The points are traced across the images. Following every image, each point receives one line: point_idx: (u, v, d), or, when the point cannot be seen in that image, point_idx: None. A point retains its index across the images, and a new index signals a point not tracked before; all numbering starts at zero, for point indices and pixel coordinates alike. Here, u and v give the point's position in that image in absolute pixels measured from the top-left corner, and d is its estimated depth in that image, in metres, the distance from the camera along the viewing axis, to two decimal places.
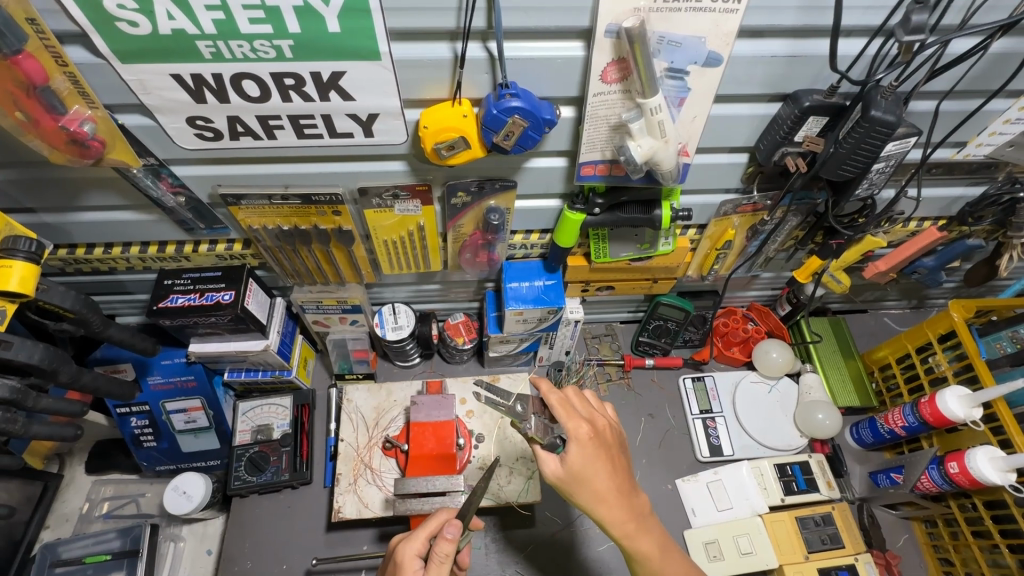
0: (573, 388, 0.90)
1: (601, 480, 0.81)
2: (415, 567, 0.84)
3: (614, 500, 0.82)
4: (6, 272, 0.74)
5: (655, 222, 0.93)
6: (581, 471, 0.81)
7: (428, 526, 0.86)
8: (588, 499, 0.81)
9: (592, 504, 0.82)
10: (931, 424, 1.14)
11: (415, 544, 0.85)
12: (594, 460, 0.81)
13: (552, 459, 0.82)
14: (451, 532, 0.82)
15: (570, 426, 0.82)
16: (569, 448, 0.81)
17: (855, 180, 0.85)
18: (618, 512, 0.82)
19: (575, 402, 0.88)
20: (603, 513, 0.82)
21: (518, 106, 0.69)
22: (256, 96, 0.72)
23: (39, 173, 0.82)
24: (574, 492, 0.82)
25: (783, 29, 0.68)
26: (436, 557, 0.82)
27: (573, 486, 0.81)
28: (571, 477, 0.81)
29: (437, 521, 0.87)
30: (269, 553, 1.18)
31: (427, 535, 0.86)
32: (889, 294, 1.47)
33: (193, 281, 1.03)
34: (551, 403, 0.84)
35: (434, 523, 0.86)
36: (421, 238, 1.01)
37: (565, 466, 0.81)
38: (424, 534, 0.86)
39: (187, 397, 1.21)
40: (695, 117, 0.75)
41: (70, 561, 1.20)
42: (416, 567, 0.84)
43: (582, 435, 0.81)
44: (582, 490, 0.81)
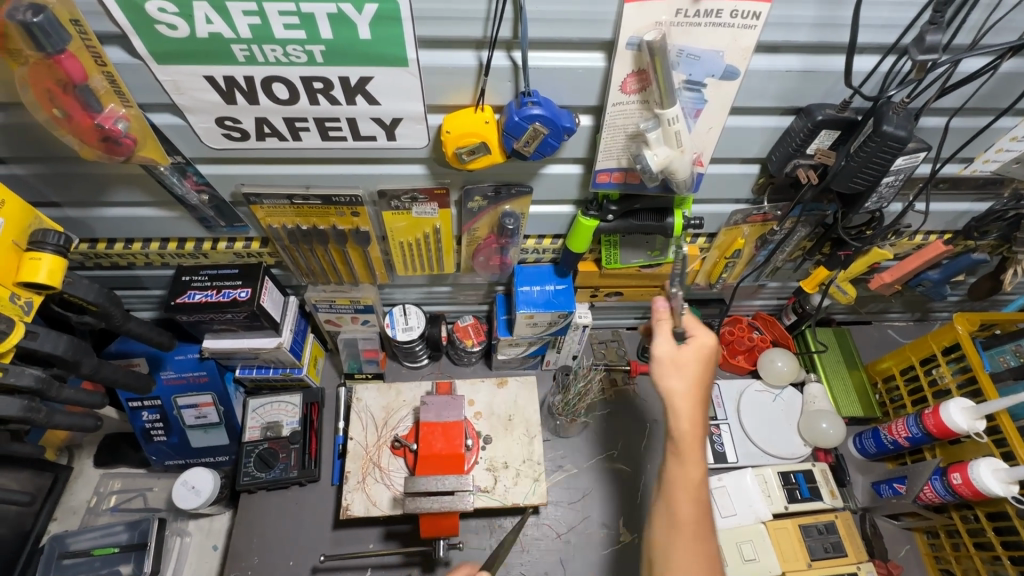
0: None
1: (693, 381, 0.84)
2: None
3: (694, 399, 0.82)
4: (34, 265, 0.75)
5: (667, 230, 0.95)
6: (686, 358, 0.85)
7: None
8: (682, 388, 0.83)
9: (675, 391, 0.83)
10: (934, 435, 1.15)
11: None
12: (699, 360, 0.85)
13: (666, 339, 0.87)
14: (469, 564, 0.85)
15: (698, 331, 0.87)
16: (686, 342, 0.86)
17: (864, 194, 0.87)
18: (695, 412, 0.82)
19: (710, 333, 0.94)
20: (677, 405, 0.82)
21: (540, 113, 0.71)
22: (285, 99, 0.73)
23: (66, 169, 0.84)
24: (669, 379, 0.84)
25: (797, 45, 0.70)
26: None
27: (670, 371, 0.85)
28: (676, 360, 0.85)
29: (449, 557, 0.90)
30: (275, 550, 1.19)
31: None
32: (892, 307, 1.48)
33: (211, 278, 1.05)
34: (681, 317, 0.89)
35: (447, 559, 0.89)
36: (436, 240, 1.03)
37: (674, 352, 0.85)
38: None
39: (199, 392, 1.23)
40: (710, 128, 0.77)
41: (78, 554, 1.21)
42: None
43: (705, 341, 0.86)
44: (676, 381, 0.84)
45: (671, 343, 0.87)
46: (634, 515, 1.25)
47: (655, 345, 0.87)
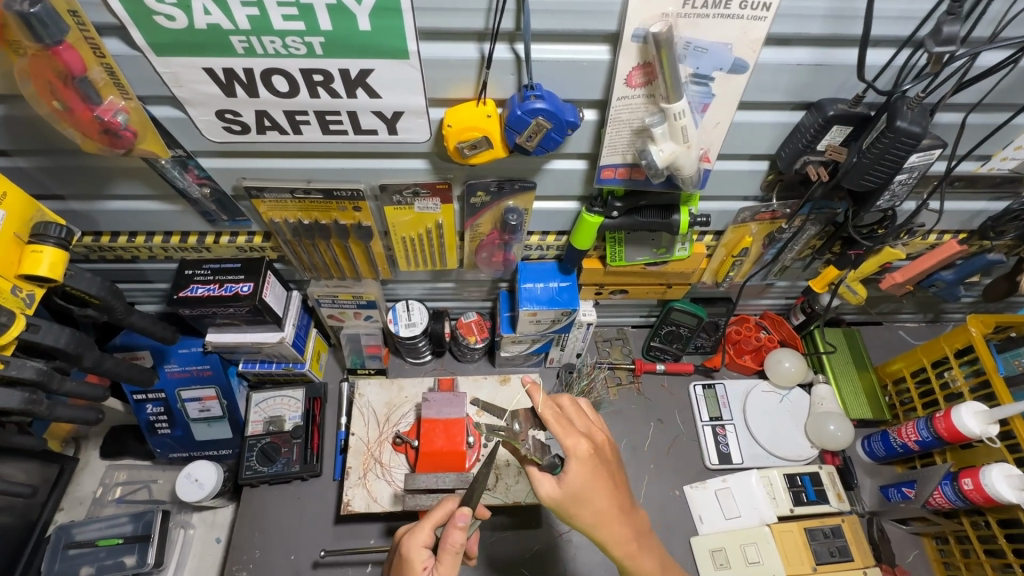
0: (568, 400, 0.88)
1: (599, 498, 0.80)
2: (423, 557, 0.84)
3: (615, 519, 0.82)
4: (37, 257, 0.75)
5: (673, 227, 0.94)
6: (580, 492, 0.79)
7: (433, 517, 0.87)
8: (590, 519, 0.80)
9: (593, 524, 0.81)
10: (945, 439, 1.13)
11: (421, 534, 0.85)
12: (592, 477, 0.80)
13: (550, 483, 0.80)
14: (461, 520, 0.81)
15: (568, 443, 0.80)
16: (568, 465, 0.79)
17: (877, 192, 0.84)
18: (622, 529, 0.83)
19: (573, 417, 0.86)
20: (603, 530, 0.81)
21: (543, 107, 0.70)
22: (285, 92, 0.73)
23: (69, 162, 0.84)
24: (577, 512, 0.80)
25: (809, 37, 0.68)
26: (447, 547, 0.82)
27: (573, 507, 0.80)
28: (571, 498, 0.79)
29: (441, 511, 0.87)
30: (277, 544, 1.19)
31: (433, 525, 0.86)
32: (904, 307, 1.45)
33: (213, 271, 1.05)
34: (547, 420, 0.81)
35: (439, 516, 0.87)
36: (439, 236, 1.02)
37: (563, 487, 0.79)
38: (428, 528, 0.86)
39: (202, 385, 1.23)
40: (718, 123, 0.75)
41: (84, 543, 1.23)
42: (423, 559, 0.84)
43: (582, 452, 0.79)
44: (582, 510, 0.80)
45: (553, 478, 0.80)
46: None
47: (540, 488, 0.80)
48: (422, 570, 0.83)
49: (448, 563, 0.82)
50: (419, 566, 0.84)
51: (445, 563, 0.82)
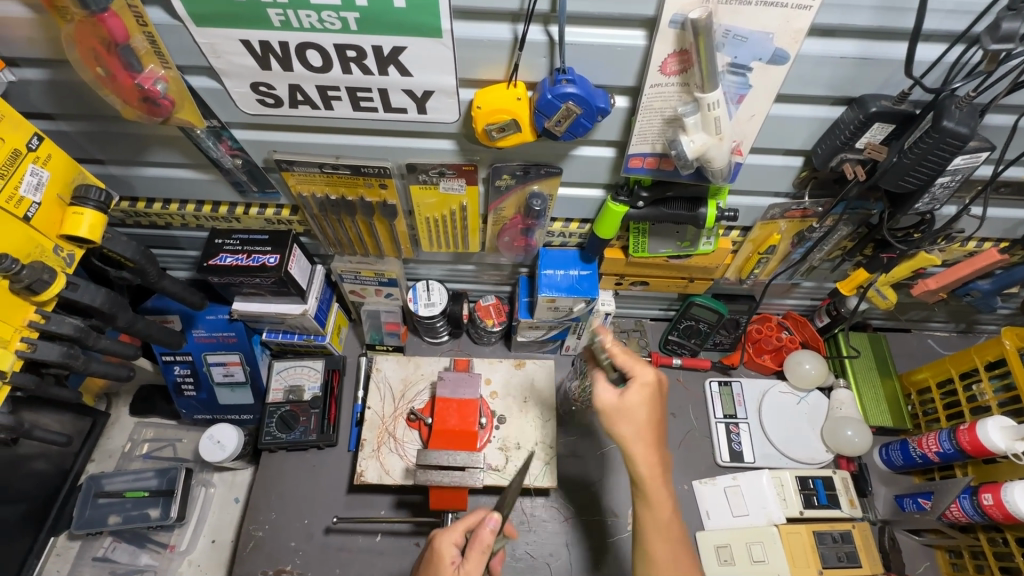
0: None
1: (646, 422, 0.85)
2: (452, 553, 0.88)
3: (649, 441, 0.84)
4: (77, 219, 0.78)
5: (699, 221, 0.92)
6: (633, 410, 0.84)
7: (468, 520, 0.91)
8: (631, 433, 0.84)
9: (630, 438, 0.84)
10: (967, 453, 1.10)
11: (451, 534, 0.89)
12: (648, 404, 0.85)
13: (607, 390, 0.86)
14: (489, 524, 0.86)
15: (637, 367, 0.87)
16: (631, 384, 0.85)
17: (916, 194, 0.81)
18: (651, 453, 0.84)
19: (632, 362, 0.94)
20: (634, 451, 0.84)
21: (574, 92, 0.69)
22: (318, 67, 0.73)
23: (110, 128, 0.86)
24: (618, 425, 0.85)
25: (855, 29, 0.66)
26: (476, 544, 0.86)
27: (617, 418, 0.84)
28: (619, 410, 0.85)
29: (476, 514, 0.92)
30: (291, 508, 1.24)
31: (466, 526, 0.91)
32: (935, 315, 1.41)
33: (242, 241, 1.08)
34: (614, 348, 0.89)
35: (473, 519, 0.91)
36: (462, 218, 1.02)
37: (619, 398, 0.85)
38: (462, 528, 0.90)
39: (228, 351, 1.27)
40: (753, 115, 0.73)
41: (112, 494, 1.30)
42: (451, 554, 0.88)
43: (647, 380, 0.86)
44: (625, 424, 0.84)
45: (612, 389, 0.86)
46: None
47: (599, 392, 0.87)
48: (450, 564, 0.87)
49: (474, 561, 0.85)
50: (448, 562, 0.87)
51: (472, 562, 0.85)
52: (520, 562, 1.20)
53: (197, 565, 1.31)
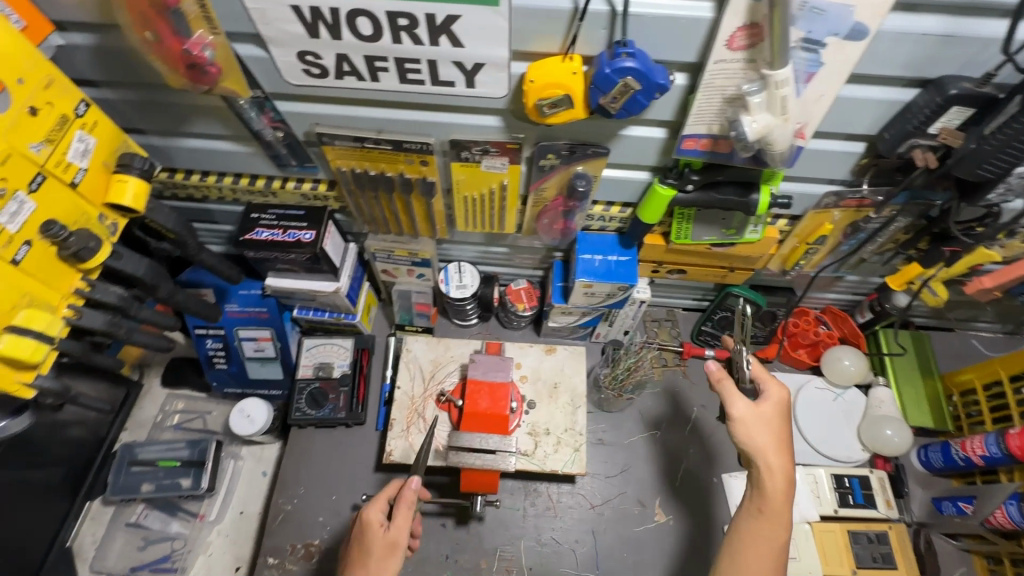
0: None
1: (774, 435, 0.90)
2: (378, 517, 0.93)
3: (779, 450, 0.89)
4: (122, 186, 0.78)
5: (750, 207, 0.88)
6: (762, 420, 0.91)
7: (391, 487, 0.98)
8: (762, 442, 0.89)
9: (763, 447, 0.89)
10: (1017, 457, 1.05)
11: (376, 502, 0.95)
12: (782, 420, 0.91)
13: (743, 400, 0.91)
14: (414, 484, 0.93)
15: (771, 385, 0.93)
16: (767, 399, 0.92)
17: (990, 184, 0.76)
18: (780, 463, 0.89)
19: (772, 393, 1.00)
20: (768, 460, 0.88)
21: (633, 66, 0.66)
22: (368, 35, 0.71)
23: (153, 96, 0.85)
24: (755, 436, 0.90)
25: (941, 3, 0.61)
26: (404, 503, 0.93)
27: (755, 427, 0.90)
28: (753, 419, 0.90)
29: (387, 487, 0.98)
30: (319, 484, 1.25)
31: (387, 496, 0.97)
32: (983, 315, 1.36)
33: (278, 216, 1.07)
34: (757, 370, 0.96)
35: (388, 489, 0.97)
36: (502, 198, 1.00)
37: (754, 409, 0.91)
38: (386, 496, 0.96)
39: (259, 327, 1.28)
40: (821, 96, 0.69)
41: (145, 462, 1.32)
42: (378, 520, 0.93)
43: (785, 399, 0.92)
44: (761, 435, 0.89)
45: (748, 400, 0.92)
46: (673, 497, 1.25)
47: (735, 403, 0.91)
48: (380, 527, 0.92)
49: (404, 517, 0.92)
50: (375, 523, 0.92)
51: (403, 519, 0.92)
52: (546, 547, 1.20)
53: (225, 535, 1.33)
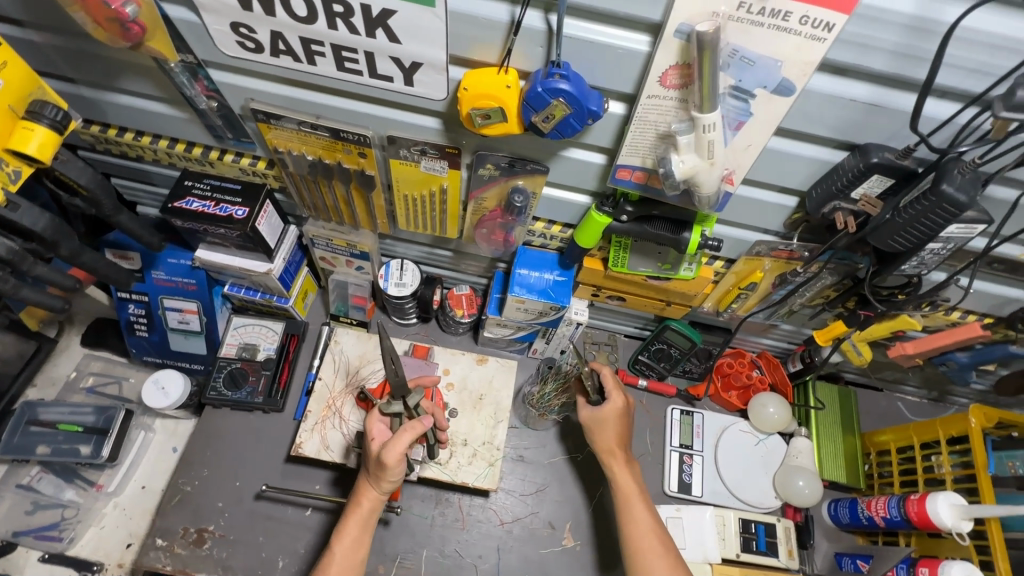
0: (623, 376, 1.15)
1: (610, 430, 1.07)
2: (379, 428, 0.98)
3: (614, 445, 1.06)
4: (27, 135, 0.73)
5: (681, 245, 0.88)
6: (602, 418, 1.07)
7: (415, 428, 0.91)
8: (604, 439, 1.07)
9: (604, 444, 1.06)
10: (914, 523, 1.07)
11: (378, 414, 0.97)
12: (616, 420, 1.07)
13: (587, 406, 1.10)
14: (426, 419, 0.93)
15: (612, 394, 1.07)
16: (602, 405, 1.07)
17: (902, 255, 0.78)
18: (610, 444, 1.06)
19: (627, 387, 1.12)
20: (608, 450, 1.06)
21: (566, 89, 0.65)
22: (303, 17, 0.69)
23: (80, 45, 0.81)
24: (598, 434, 1.08)
25: (869, 72, 0.62)
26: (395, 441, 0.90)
27: (597, 427, 1.08)
28: (593, 422, 1.08)
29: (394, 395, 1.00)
30: (223, 469, 1.20)
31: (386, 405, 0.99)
32: (909, 379, 1.39)
33: (212, 188, 1.04)
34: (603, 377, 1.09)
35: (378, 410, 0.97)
36: (441, 202, 0.98)
37: (594, 412, 1.08)
38: (412, 435, 0.91)
39: (186, 298, 1.24)
40: (750, 145, 0.70)
41: (45, 423, 1.26)
42: (379, 433, 0.97)
43: (617, 402, 1.06)
44: (599, 433, 1.07)
45: (591, 405, 1.09)
46: (584, 523, 1.24)
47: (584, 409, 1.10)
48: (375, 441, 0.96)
49: (399, 438, 0.90)
50: (376, 430, 0.97)
51: (400, 441, 0.90)
52: (448, 559, 1.18)
53: (122, 509, 1.29)
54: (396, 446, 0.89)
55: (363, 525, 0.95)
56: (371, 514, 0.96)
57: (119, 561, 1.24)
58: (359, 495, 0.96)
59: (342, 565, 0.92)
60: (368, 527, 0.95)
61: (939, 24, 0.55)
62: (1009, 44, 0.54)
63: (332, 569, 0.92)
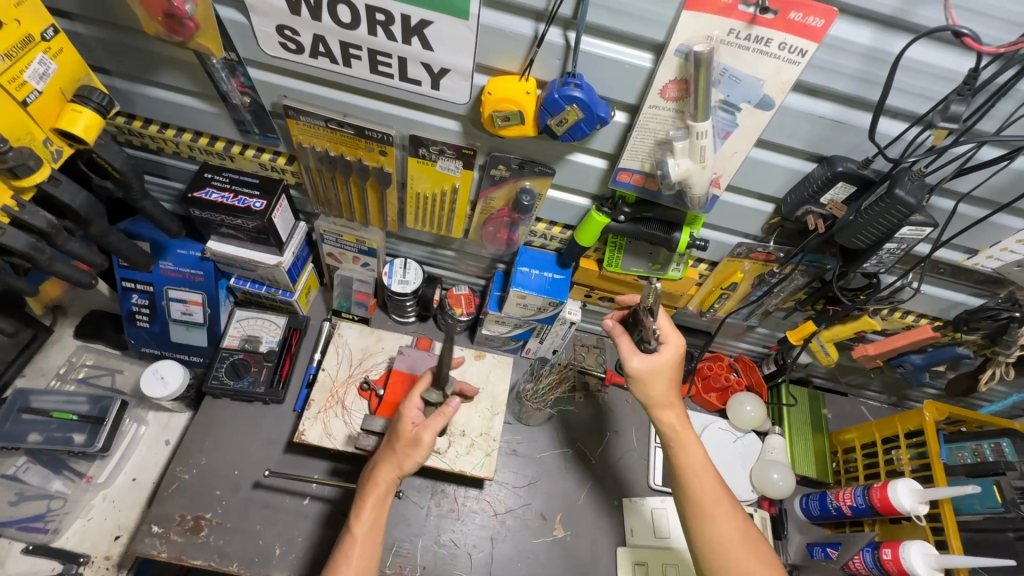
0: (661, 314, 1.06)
1: (662, 381, 1.01)
2: (413, 414, 1.00)
3: (666, 398, 1.01)
4: (74, 116, 0.78)
5: (671, 244, 0.98)
6: (656, 370, 1.00)
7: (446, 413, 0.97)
8: (659, 393, 1.01)
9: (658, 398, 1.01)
10: (877, 509, 1.16)
11: (414, 396, 1.00)
12: (673, 369, 1.01)
13: (637, 355, 1.01)
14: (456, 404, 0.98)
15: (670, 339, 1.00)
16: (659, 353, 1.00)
17: (864, 253, 0.89)
18: (664, 395, 1.01)
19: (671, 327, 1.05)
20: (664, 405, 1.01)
21: (579, 96, 0.74)
22: (346, 23, 0.77)
23: (125, 39, 0.87)
24: (651, 386, 1.01)
25: (834, 93, 0.73)
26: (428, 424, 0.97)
27: (649, 381, 1.01)
28: (647, 374, 1.01)
29: (428, 379, 1.03)
30: (222, 457, 1.21)
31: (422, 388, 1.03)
32: (871, 383, 1.52)
33: (231, 181, 1.09)
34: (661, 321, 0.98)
35: (415, 390, 1.02)
36: (452, 201, 1.06)
37: (648, 364, 1.00)
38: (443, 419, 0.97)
39: (191, 289, 1.26)
40: (735, 153, 0.80)
41: (38, 411, 1.25)
42: (413, 416, 1.00)
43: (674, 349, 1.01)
44: (650, 386, 1.01)
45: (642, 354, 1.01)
46: (574, 514, 1.29)
47: (634, 359, 1.01)
48: (410, 423, 0.99)
49: (433, 420, 0.96)
50: (410, 419, 0.99)
51: (433, 424, 0.97)
52: (443, 548, 1.21)
53: (111, 501, 1.28)
54: (430, 428, 0.97)
55: (377, 506, 0.98)
56: (386, 495, 0.99)
57: (106, 553, 1.23)
58: (376, 476, 0.99)
59: (364, 546, 0.95)
60: (381, 507, 0.99)
61: (888, 54, 0.66)
62: (944, 74, 0.66)
63: (354, 548, 0.95)
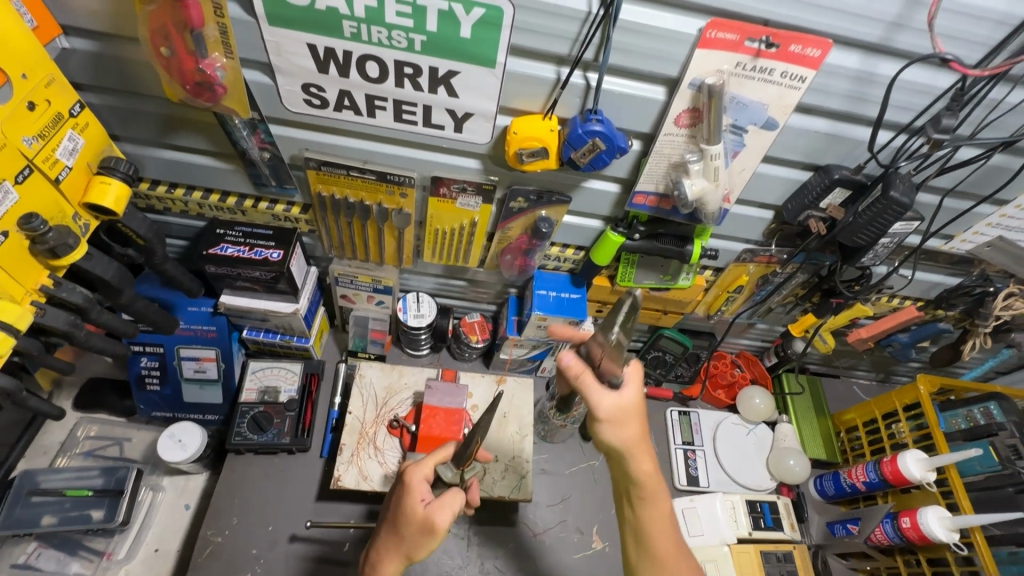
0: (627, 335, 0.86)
1: (631, 420, 0.82)
2: (423, 489, 0.92)
3: (637, 441, 0.82)
4: (104, 188, 0.77)
5: (685, 257, 1.04)
6: (628, 410, 0.81)
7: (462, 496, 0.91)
8: (631, 437, 0.81)
9: (630, 442, 0.81)
10: (890, 482, 1.25)
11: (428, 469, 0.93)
12: (642, 406, 0.82)
13: (604, 393, 0.81)
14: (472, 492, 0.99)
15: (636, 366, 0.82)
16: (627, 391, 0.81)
17: (863, 249, 0.97)
18: (633, 438, 0.81)
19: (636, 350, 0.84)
20: (634, 452, 0.81)
21: (601, 130, 0.79)
22: (374, 78, 0.80)
23: (141, 106, 0.88)
24: (622, 428, 0.81)
25: (828, 111, 0.81)
26: (444, 503, 0.89)
27: (617, 421, 0.81)
28: (617, 414, 0.81)
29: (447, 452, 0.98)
30: (254, 514, 1.19)
31: (436, 461, 0.96)
32: (862, 364, 1.63)
33: (245, 234, 1.09)
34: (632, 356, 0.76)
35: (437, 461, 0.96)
36: (470, 233, 1.09)
37: (618, 403, 0.81)
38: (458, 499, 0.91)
39: (203, 346, 1.23)
40: (744, 169, 0.87)
41: (48, 492, 1.19)
42: (423, 492, 0.91)
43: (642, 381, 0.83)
44: (617, 427, 0.81)
45: (610, 390, 0.82)
46: (609, 524, 1.32)
47: (600, 398, 0.81)
48: (420, 500, 0.90)
49: (448, 499, 0.90)
50: (418, 496, 0.90)
51: (448, 507, 0.89)
52: None
53: None
54: (447, 509, 0.89)
55: None
56: None
57: None
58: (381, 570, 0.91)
59: None
60: None
61: (876, 75, 0.75)
62: (923, 88, 0.76)
63: None
